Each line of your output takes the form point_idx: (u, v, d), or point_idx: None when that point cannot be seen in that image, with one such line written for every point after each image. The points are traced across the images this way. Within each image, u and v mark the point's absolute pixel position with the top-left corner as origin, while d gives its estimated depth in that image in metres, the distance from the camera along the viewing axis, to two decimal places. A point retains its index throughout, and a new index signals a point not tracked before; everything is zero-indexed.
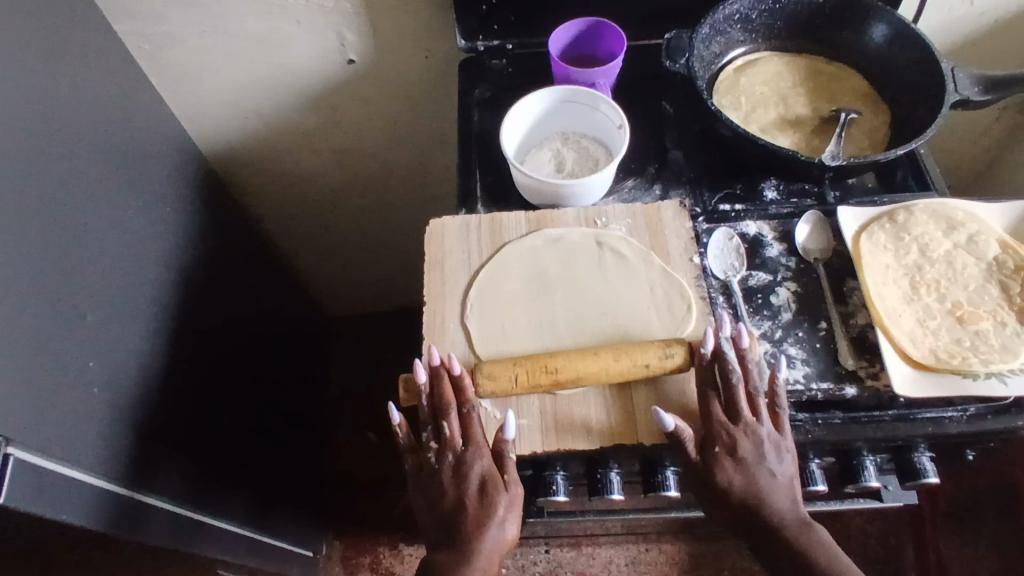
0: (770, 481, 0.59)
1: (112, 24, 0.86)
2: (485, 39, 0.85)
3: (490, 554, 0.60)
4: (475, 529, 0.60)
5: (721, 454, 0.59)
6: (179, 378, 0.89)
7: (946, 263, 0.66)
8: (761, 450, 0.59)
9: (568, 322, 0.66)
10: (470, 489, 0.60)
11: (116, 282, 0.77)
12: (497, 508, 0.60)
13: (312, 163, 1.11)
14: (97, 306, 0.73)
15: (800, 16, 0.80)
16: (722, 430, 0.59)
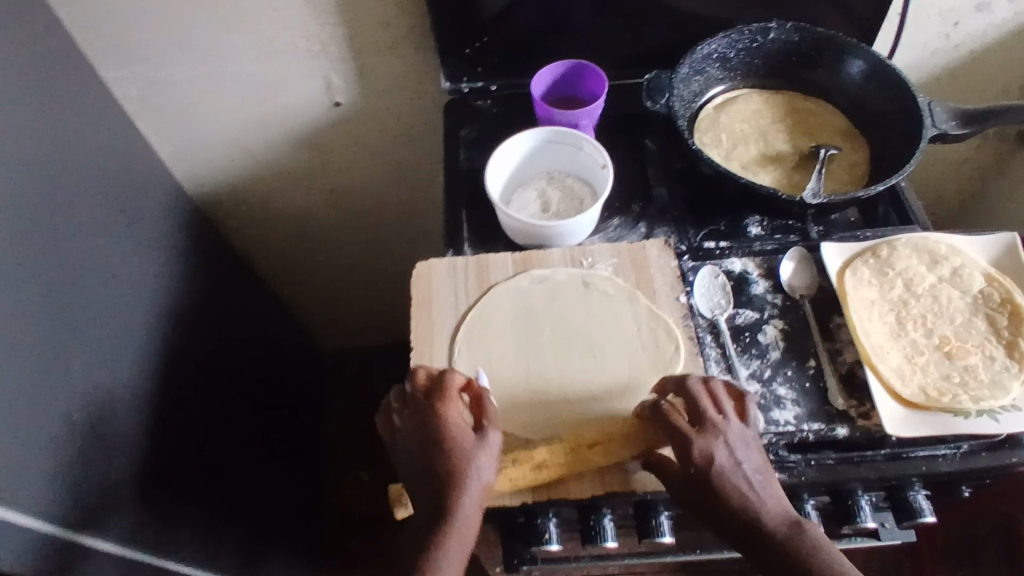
0: (750, 486, 0.54)
1: (100, 71, 0.87)
2: (469, 81, 0.87)
3: (466, 519, 0.54)
4: (445, 490, 0.55)
5: (695, 463, 0.54)
6: (167, 421, 0.88)
7: (932, 297, 0.66)
8: (731, 449, 0.55)
9: (556, 365, 0.65)
10: (441, 441, 0.56)
11: (102, 329, 0.76)
12: (470, 452, 0.56)
13: (301, 204, 1.11)
14: (81, 354, 0.72)
15: (776, 54, 0.81)
16: (694, 438, 0.55)
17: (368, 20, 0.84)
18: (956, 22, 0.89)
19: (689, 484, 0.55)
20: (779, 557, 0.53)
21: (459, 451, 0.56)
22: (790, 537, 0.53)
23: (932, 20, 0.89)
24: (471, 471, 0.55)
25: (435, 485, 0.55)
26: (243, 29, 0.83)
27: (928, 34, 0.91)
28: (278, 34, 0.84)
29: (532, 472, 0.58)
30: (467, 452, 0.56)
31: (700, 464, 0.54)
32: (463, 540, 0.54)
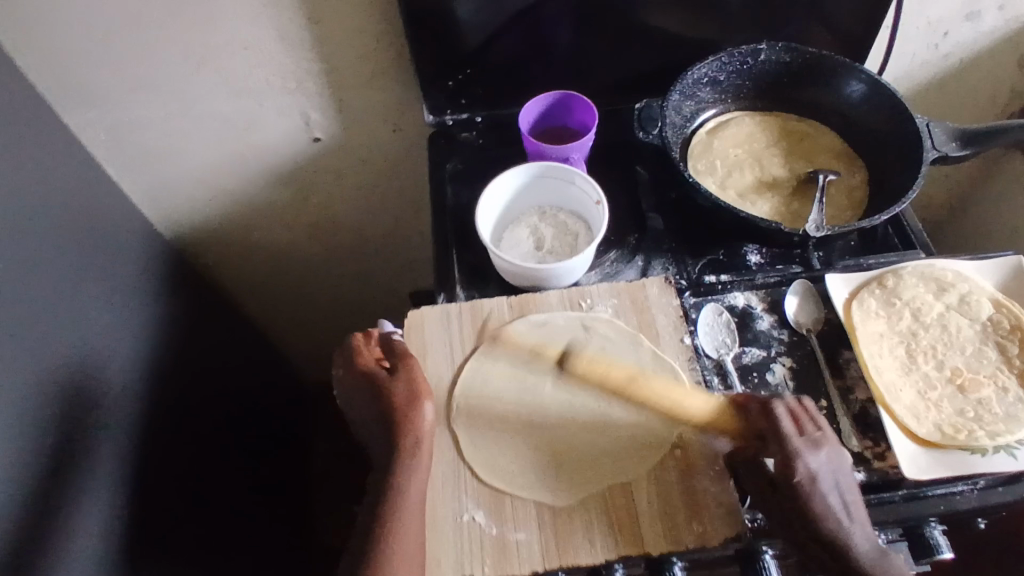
0: (843, 509, 0.54)
1: (63, 117, 0.82)
2: (452, 113, 0.85)
3: (413, 448, 0.59)
4: (390, 428, 0.60)
5: (795, 474, 0.54)
6: (150, 481, 0.84)
7: (940, 326, 0.65)
8: (828, 467, 0.55)
9: (559, 417, 0.62)
10: (372, 390, 0.63)
11: (72, 396, 0.73)
12: (396, 389, 0.62)
13: (283, 239, 1.07)
14: (42, 429, 0.68)
15: (767, 75, 0.79)
16: (804, 449, 0.55)
17: (344, 55, 0.80)
18: (946, 33, 0.87)
19: (780, 494, 0.55)
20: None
21: (388, 389, 0.62)
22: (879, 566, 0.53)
23: (920, 31, 0.86)
24: (407, 401, 0.61)
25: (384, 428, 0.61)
26: (216, 69, 0.80)
27: (917, 45, 0.88)
28: (252, 73, 0.81)
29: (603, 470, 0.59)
30: (398, 388, 0.62)
31: (802, 478, 0.54)
32: (424, 462, 0.59)
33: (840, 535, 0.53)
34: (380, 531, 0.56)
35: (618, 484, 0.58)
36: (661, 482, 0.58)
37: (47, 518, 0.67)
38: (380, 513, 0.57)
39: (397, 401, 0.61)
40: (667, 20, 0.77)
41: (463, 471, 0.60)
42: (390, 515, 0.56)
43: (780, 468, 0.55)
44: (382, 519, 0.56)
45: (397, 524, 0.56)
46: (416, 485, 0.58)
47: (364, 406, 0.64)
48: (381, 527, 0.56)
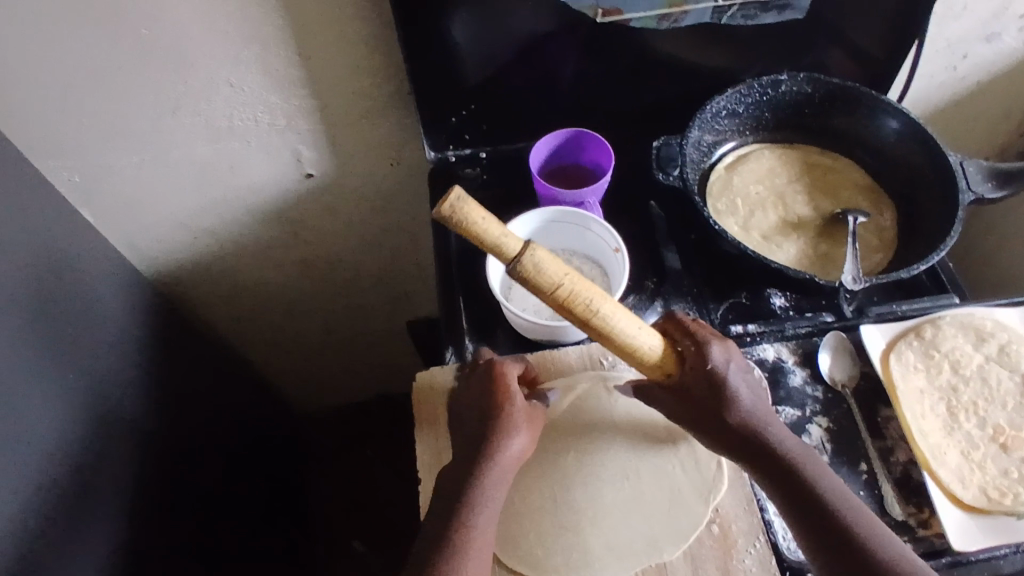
0: (757, 404, 0.54)
1: (33, 160, 0.76)
2: (455, 148, 0.80)
3: (505, 476, 0.55)
4: (488, 449, 0.54)
5: (708, 366, 0.53)
6: (141, 550, 0.79)
7: (980, 379, 0.62)
8: (737, 361, 0.54)
9: (585, 492, 0.59)
10: (491, 403, 0.56)
11: (52, 471, 0.67)
12: (514, 419, 0.56)
13: (275, 275, 1.02)
14: (21, 513, 0.62)
15: (788, 106, 0.75)
16: (711, 340, 0.54)
17: (340, 90, 0.75)
18: (964, 55, 0.82)
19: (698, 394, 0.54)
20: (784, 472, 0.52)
21: (510, 407, 0.56)
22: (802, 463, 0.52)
23: (939, 53, 0.81)
24: (523, 430, 0.56)
25: (480, 437, 0.55)
26: (192, 110, 0.74)
27: (935, 67, 0.83)
28: (235, 112, 0.75)
29: (635, 553, 0.56)
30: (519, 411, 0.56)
31: (713, 373, 0.53)
32: (489, 508, 0.53)
33: (758, 430, 0.53)
34: (449, 539, 0.51)
35: (652, 564, 0.55)
36: (698, 562, 0.55)
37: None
38: (452, 527, 0.51)
39: (509, 427, 0.55)
40: (682, 50, 0.73)
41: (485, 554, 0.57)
42: (464, 530, 0.51)
43: (687, 370, 0.54)
44: (456, 533, 0.51)
45: (470, 542, 0.51)
46: (493, 510, 0.53)
47: (473, 415, 0.57)
48: (451, 538, 0.51)
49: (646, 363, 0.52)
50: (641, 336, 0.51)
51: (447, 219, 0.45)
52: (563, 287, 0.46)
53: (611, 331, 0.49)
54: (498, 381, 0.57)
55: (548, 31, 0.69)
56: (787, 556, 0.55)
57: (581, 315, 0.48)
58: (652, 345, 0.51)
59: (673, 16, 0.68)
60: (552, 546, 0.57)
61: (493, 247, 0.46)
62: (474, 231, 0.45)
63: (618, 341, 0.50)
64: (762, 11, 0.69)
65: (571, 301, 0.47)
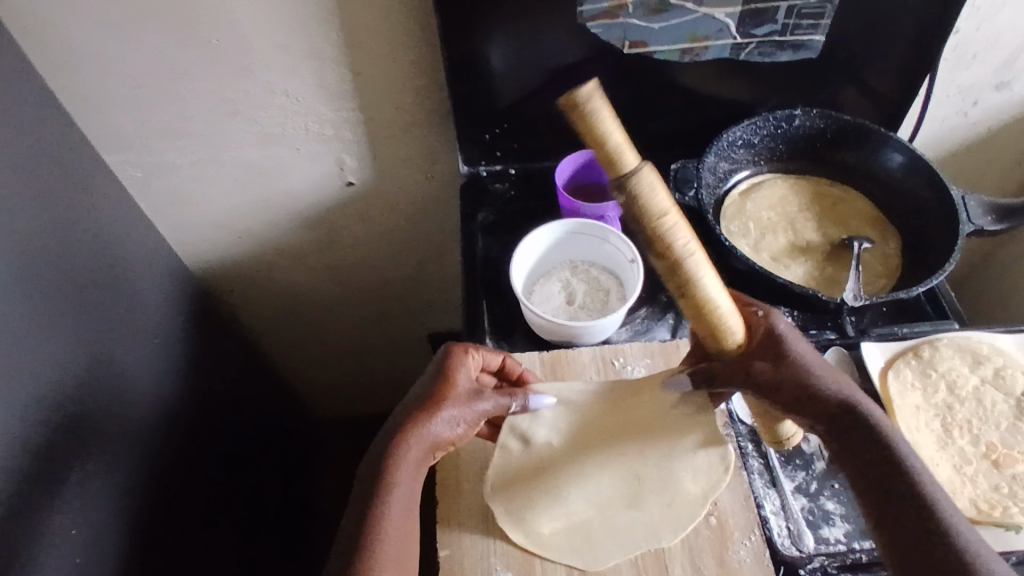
0: (825, 371, 0.54)
1: (103, 154, 0.84)
2: (487, 164, 0.86)
3: (424, 453, 0.56)
4: (411, 426, 0.56)
5: (772, 334, 0.54)
6: (155, 526, 0.82)
7: (975, 400, 0.65)
8: (797, 333, 0.56)
9: (596, 474, 0.63)
10: (430, 385, 0.59)
11: (79, 438, 0.71)
12: (449, 402, 0.58)
13: (307, 278, 1.07)
14: (47, 473, 0.67)
15: (802, 139, 0.80)
16: (774, 313, 0.56)
17: (384, 105, 0.82)
18: (976, 101, 0.87)
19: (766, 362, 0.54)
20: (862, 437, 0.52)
21: (453, 385, 0.59)
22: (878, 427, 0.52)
23: (951, 99, 0.86)
24: (458, 403, 0.58)
25: (416, 408, 0.57)
26: (250, 115, 0.81)
27: (947, 112, 0.88)
28: (288, 120, 0.82)
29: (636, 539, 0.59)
30: (460, 383, 0.59)
31: (779, 340, 0.54)
32: (405, 484, 0.54)
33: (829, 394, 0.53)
34: (372, 495, 0.53)
35: (650, 550, 0.58)
36: (694, 550, 0.58)
37: (53, 559, 0.66)
38: (375, 487, 0.53)
39: (435, 405, 0.57)
40: (702, 82, 0.78)
41: (493, 531, 0.60)
42: (385, 492, 0.53)
43: (756, 339, 0.55)
44: (381, 485, 0.53)
45: (388, 505, 0.53)
46: (413, 481, 0.55)
47: (415, 393, 0.59)
48: (375, 497, 0.53)
49: (719, 329, 0.51)
50: (722, 297, 0.50)
51: (579, 112, 0.44)
52: (669, 219, 0.45)
53: (695, 283, 0.48)
54: (450, 364, 0.60)
55: (578, 59, 0.75)
56: (780, 549, 0.58)
57: (675, 258, 0.46)
58: (729, 311, 0.51)
59: (694, 50, 0.74)
60: (558, 529, 0.60)
61: (610, 157, 0.45)
62: (598, 132, 0.44)
63: (696, 297, 0.49)
64: (778, 49, 0.75)
65: (673, 240, 0.45)
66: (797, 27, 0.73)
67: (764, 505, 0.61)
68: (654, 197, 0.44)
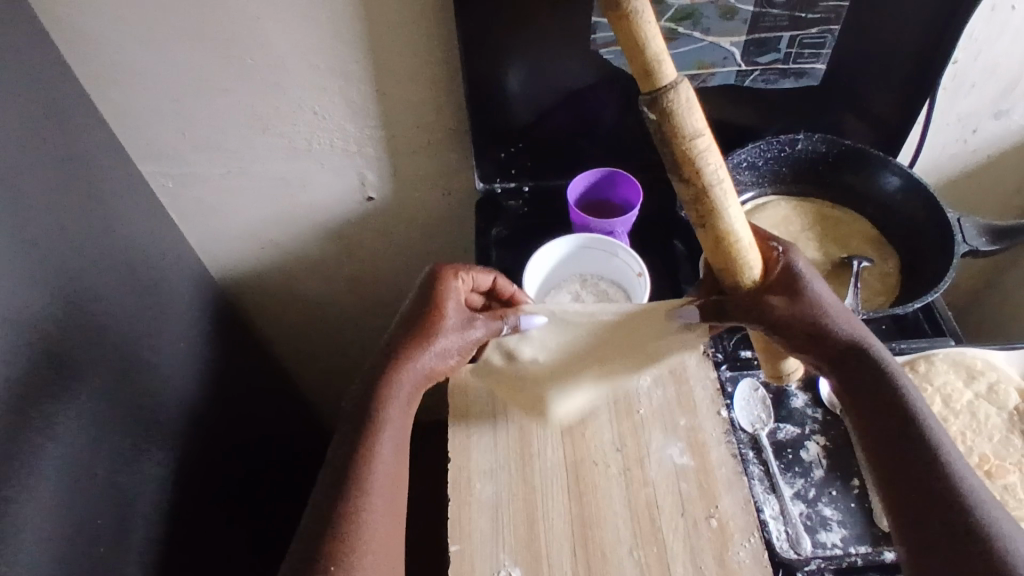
0: (837, 309, 0.56)
1: (138, 164, 0.88)
2: (502, 181, 0.90)
3: (417, 377, 0.60)
4: (405, 352, 0.59)
5: (795, 272, 0.55)
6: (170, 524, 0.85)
7: (970, 413, 0.68)
8: (814, 270, 0.56)
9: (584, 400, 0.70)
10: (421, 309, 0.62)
11: (106, 431, 0.75)
12: (441, 329, 0.61)
13: (325, 289, 1.11)
14: (76, 466, 0.70)
15: (804, 163, 0.83)
16: (794, 248, 0.56)
17: (406, 125, 0.86)
18: (975, 128, 0.90)
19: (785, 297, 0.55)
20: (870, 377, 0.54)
21: (444, 311, 0.62)
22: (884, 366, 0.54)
23: (951, 126, 0.90)
24: (449, 330, 0.62)
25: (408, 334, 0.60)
26: (278, 131, 0.86)
27: (947, 139, 0.91)
28: (314, 136, 0.87)
29: (644, 543, 0.61)
30: (449, 319, 0.62)
31: (799, 278, 0.55)
32: (399, 406, 0.58)
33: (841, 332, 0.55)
34: (367, 420, 0.56)
35: (654, 550, 0.61)
36: (696, 550, 0.60)
37: (81, 544, 0.69)
38: (370, 413, 0.57)
39: (428, 331, 0.60)
40: (709, 107, 0.82)
41: (503, 527, 0.63)
42: (380, 418, 0.56)
43: (776, 273, 0.55)
44: (376, 409, 0.57)
45: (383, 429, 0.56)
46: (404, 403, 0.59)
47: (406, 316, 0.62)
48: (370, 422, 0.56)
49: (733, 258, 0.52)
50: (738, 225, 0.50)
51: (622, 10, 0.41)
52: (702, 140, 0.44)
53: (720, 211, 0.49)
54: (441, 288, 0.62)
55: (590, 83, 0.80)
56: (778, 552, 0.61)
57: (703, 183, 0.47)
58: (747, 242, 0.51)
59: (701, 76, 0.78)
60: (568, 530, 0.63)
61: (648, 70, 0.43)
62: (641, 39, 0.42)
63: (719, 227, 0.50)
64: (782, 76, 0.79)
65: (700, 161, 0.45)
66: (799, 56, 0.77)
67: (764, 509, 0.63)
68: (689, 114, 0.43)
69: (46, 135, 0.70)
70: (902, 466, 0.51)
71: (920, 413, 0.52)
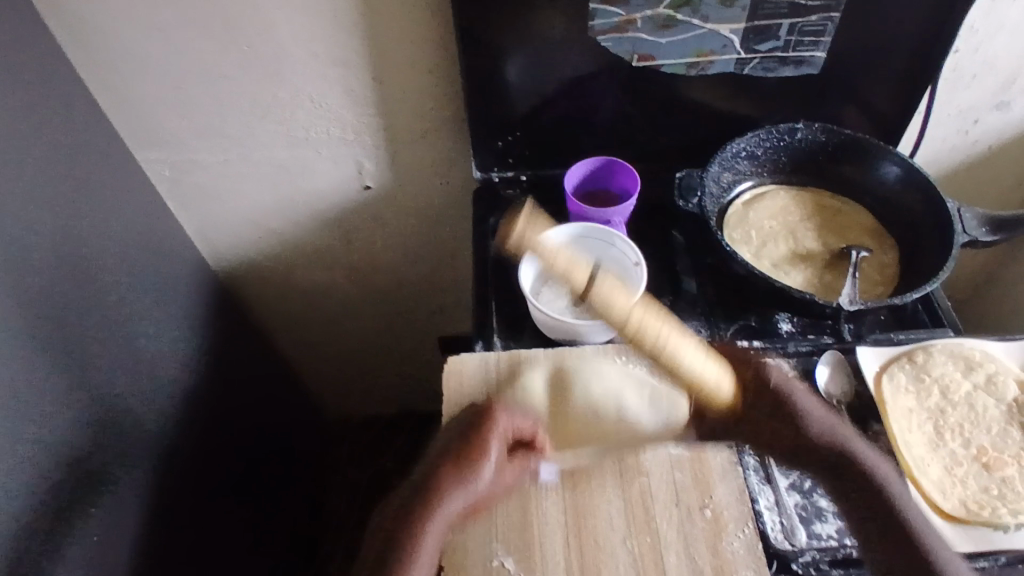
0: (820, 420, 0.61)
1: (135, 152, 0.88)
2: (499, 170, 0.90)
3: (446, 517, 0.58)
4: (435, 497, 0.59)
5: (771, 387, 0.62)
6: (168, 511, 0.85)
7: (967, 405, 0.67)
8: (795, 384, 0.62)
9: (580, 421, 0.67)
10: (456, 451, 0.61)
11: (100, 415, 0.74)
12: (475, 473, 0.60)
13: (324, 278, 1.11)
14: (70, 449, 0.70)
15: (804, 153, 0.83)
16: (772, 366, 0.63)
17: (403, 113, 0.86)
18: (975, 120, 0.89)
19: (765, 410, 0.62)
20: (860, 479, 0.58)
21: (481, 461, 0.60)
22: (881, 473, 0.58)
23: (951, 118, 0.89)
24: (482, 479, 0.60)
25: (440, 475, 0.60)
26: (276, 119, 0.85)
27: (947, 131, 0.90)
28: (312, 124, 0.86)
29: (639, 532, 0.61)
30: (482, 480, 0.60)
31: (774, 390, 0.62)
32: (425, 554, 0.56)
33: (830, 441, 0.60)
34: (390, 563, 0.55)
35: (648, 540, 0.61)
36: (690, 540, 0.60)
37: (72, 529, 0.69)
38: (392, 557, 0.55)
39: (463, 475, 0.60)
40: (708, 96, 0.82)
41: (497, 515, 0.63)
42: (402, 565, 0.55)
43: (753, 390, 0.62)
44: (400, 554, 0.55)
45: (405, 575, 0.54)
46: (431, 550, 0.57)
47: (441, 455, 0.61)
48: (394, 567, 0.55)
49: (713, 397, 0.60)
50: (707, 367, 0.59)
51: (516, 244, 0.59)
52: (637, 323, 0.57)
53: (679, 367, 0.58)
54: (480, 431, 0.61)
55: (588, 72, 0.79)
56: (773, 542, 0.61)
57: (656, 350, 0.57)
58: (721, 381, 0.60)
59: (700, 64, 0.78)
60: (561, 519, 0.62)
61: (563, 272, 0.58)
62: (542, 251, 0.58)
63: (681, 376, 0.59)
64: (781, 65, 0.78)
65: (641, 336, 0.57)
66: (799, 44, 0.76)
67: (759, 501, 0.64)
68: (613, 299, 0.57)
69: (38, 119, 0.70)
70: (896, 550, 0.55)
71: (911, 509, 0.56)
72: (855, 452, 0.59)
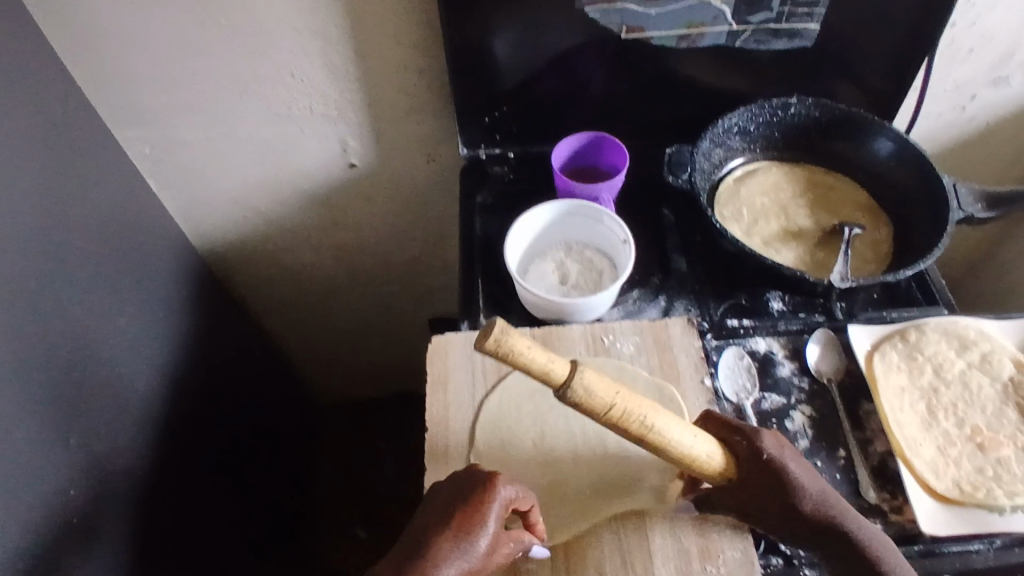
0: (825, 492, 0.54)
1: (114, 130, 0.86)
2: (486, 147, 0.87)
3: None
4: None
5: (770, 459, 0.54)
6: (158, 494, 0.84)
7: (961, 384, 0.66)
8: (783, 448, 0.56)
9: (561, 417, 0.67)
10: (451, 526, 0.53)
11: (88, 395, 0.73)
12: (469, 554, 0.52)
13: (312, 258, 1.09)
14: (58, 429, 0.68)
15: (797, 128, 0.81)
16: (760, 433, 0.56)
17: (387, 89, 0.84)
18: (972, 95, 0.87)
19: (762, 483, 0.54)
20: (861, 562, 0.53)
21: (477, 539, 0.52)
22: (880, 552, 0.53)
23: (947, 94, 0.87)
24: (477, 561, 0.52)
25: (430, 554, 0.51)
26: (258, 95, 0.83)
27: (944, 106, 0.88)
28: (294, 100, 0.84)
29: (624, 516, 0.60)
30: (477, 558, 0.52)
31: (770, 462, 0.54)
32: None
33: (834, 517, 0.53)
34: None
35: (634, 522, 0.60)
36: (676, 521, 0.59)
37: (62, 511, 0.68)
38: None
39: (456, 555, 0.52)
40: (698, 70, 0.80)
41: None
42: None
43: (746, 463, 0.55)
44: None
45: None
46: None
47: (434, 529, 0.53)
48: None
49: (705, 471, 0.53)
50: (696, 445, 0.52)
51: (493, 353, 0.44)
52: (618, 409, 0.48)
53: (667, 445, 0.51)
54: (479, 503, 0.53)
55: (576, 44, 0.77)
56: None
57: (639, 434, 0.50)
58: (710, 454, 0.53)
59: (691, 37, 0.75)
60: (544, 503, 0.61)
61: (541, 376, 0.45)
62: (520, 361, 0.44)
63: (671, 454, 0.51)
64: (774, 37, 0.75)
65: (624, 419, 0.48)
66: (792, 15, 0.73)
67: None
68: (594, 393, 0.46)
69: (13, 93, 0.68)
70: None
71: None
72: (859, 530, 0.53)
